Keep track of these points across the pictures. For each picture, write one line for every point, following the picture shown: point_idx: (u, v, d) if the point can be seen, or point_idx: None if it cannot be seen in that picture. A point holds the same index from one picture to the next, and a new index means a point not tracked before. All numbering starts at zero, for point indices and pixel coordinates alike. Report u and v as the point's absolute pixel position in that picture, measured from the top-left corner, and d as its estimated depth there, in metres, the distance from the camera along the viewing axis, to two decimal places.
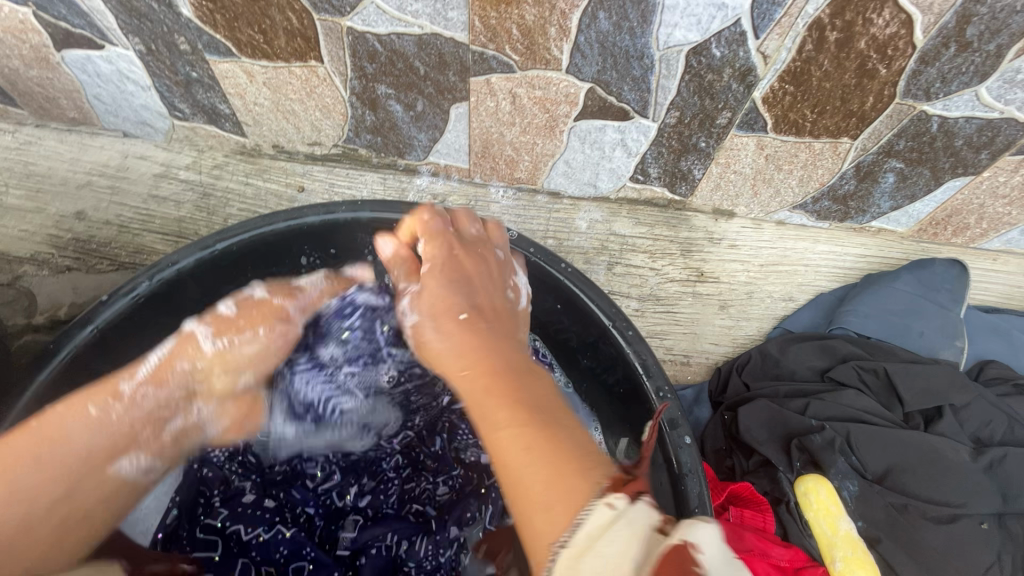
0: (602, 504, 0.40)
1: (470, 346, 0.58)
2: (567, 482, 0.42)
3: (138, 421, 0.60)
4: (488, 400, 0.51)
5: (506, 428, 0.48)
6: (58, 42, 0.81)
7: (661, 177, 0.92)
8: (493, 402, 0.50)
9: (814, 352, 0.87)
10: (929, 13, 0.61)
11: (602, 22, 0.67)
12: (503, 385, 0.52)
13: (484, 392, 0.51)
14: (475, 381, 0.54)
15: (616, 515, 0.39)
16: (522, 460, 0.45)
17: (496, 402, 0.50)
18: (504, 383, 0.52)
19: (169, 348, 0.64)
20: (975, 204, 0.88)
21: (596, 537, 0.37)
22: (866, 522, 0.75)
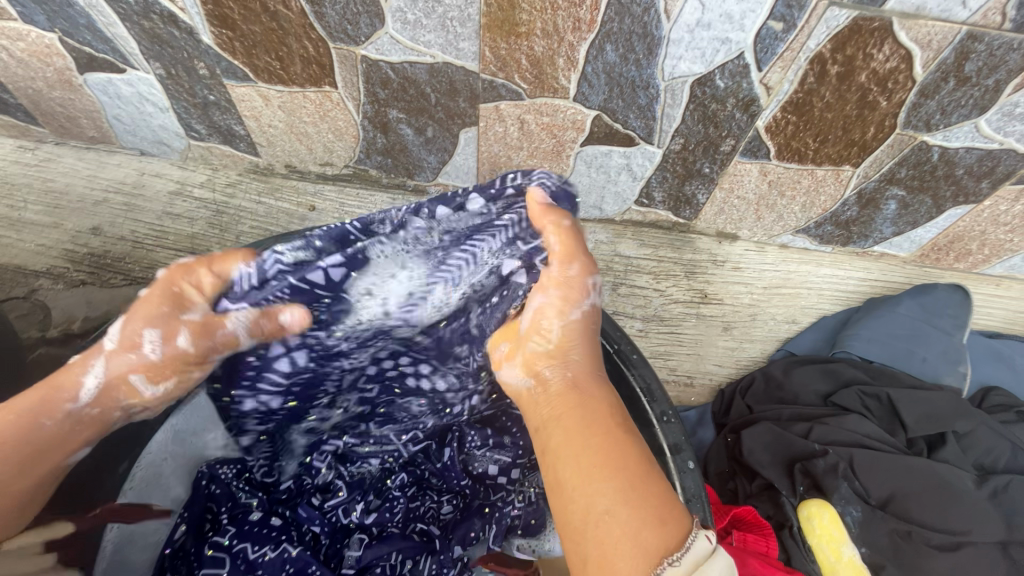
0: (706, 536, 0.46)
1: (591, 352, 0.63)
2: (666, 517, 0.47)
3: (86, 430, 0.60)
4: (602, 412, 0.56)
5: (627, 445, 0.52)
6: (82, 66, 0.84)
7: (665, 201, 0.94)
8: (605, 412, 0.56)
9: (816, 375, 0.88)
10: (928, 49, 0.62)
11: (609, 53, 0.69)
12: (613, 402, 0.57)
13: (599, 402, 0.57)
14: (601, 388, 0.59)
15: (716, 550, 0.45)
16: (637, 458, 0.51)
17: (603, 418, 0.55)
18: (608, 395, 0.58)
19: (103, 370, 0.60)
20: (977, 231, 0.89)
21: (702, 565, 0.44)
22: (870, 547, 0.74)
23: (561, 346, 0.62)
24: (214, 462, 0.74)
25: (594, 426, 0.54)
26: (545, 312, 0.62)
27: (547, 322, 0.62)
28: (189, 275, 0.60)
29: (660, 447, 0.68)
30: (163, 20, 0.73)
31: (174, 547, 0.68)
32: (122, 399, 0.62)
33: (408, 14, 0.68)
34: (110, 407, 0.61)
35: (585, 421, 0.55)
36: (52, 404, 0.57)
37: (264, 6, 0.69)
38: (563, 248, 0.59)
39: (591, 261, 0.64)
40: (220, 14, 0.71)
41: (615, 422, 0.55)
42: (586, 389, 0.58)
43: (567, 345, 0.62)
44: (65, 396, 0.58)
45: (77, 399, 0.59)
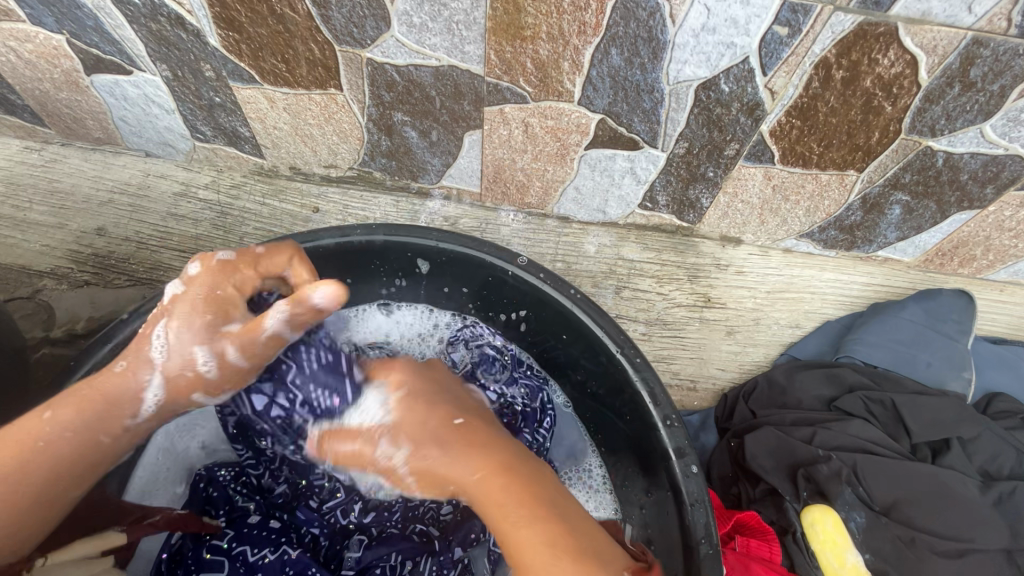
0: None
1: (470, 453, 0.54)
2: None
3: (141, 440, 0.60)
4: (511, 521, 0.50)
5: (528, 526, 0.50)
6: (89, 67, 0.84)
7: (669, 205, 0.94)
8: (504, 516, 0.51)
9: (820, 380, 0.88)
10: (933, 55, 0.62)
11: (614, 57, 0.69)
12: (509, 494, 0.52)
13: (505, 502, 0.51)
14: (491, 486, 0.52)
15: None
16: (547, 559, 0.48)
17: (510, 511, 0.50)
18: (515, 478, 0.53)
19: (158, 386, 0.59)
20: (981, 236, 0.89)
21: None
22: (874, 554, 0.74)
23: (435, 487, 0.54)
24: (212, 466, 0.75)
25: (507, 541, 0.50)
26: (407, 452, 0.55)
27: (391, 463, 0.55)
28: (233, 275, 0.62)
29: (664, 451, 0.67)
30: (171, 22, 0.74)
31: (170, 552, 0.67)
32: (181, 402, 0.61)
33: (414, 17, 0.68)
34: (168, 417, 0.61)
35: (492, 529, 0.51)
36: (111, 422, 0.57)
37: (271, 8, 0.70)
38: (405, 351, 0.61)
39: (394, 376, 0.61)
40: (228, 16, 0.72)
41: (524, 512, 0.50)
42: (485, 489, 0.52)
43: (434, 474, 0.54)
44: (124, 413, 0.57)
45: (136, 413, 0.58)
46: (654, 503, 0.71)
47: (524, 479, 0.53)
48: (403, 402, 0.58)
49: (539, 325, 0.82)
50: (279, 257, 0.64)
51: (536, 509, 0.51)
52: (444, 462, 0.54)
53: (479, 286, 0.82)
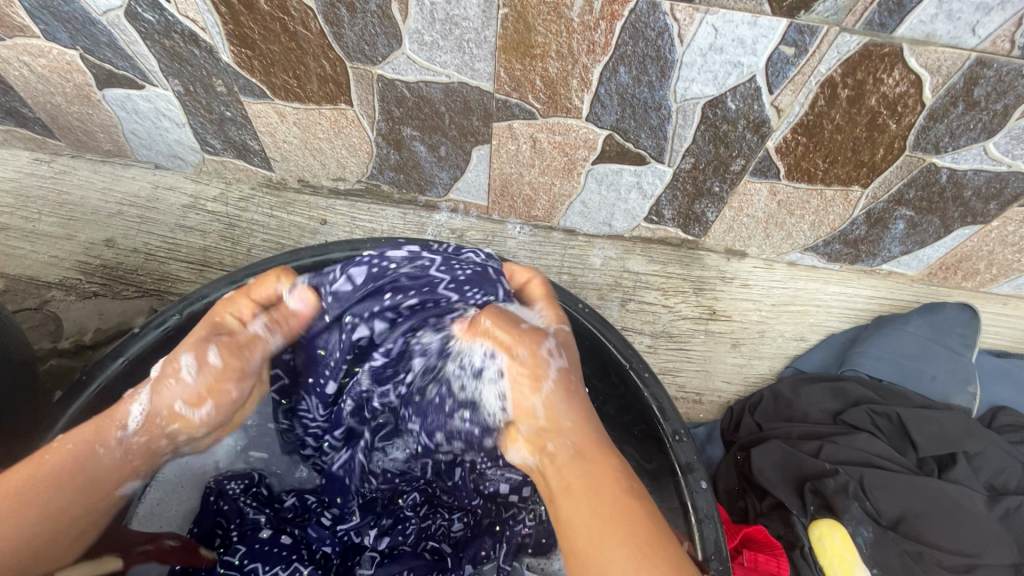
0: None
1: (593, 418, 0.59)
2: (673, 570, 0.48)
3: (136, 459, 0.60)
4: (612, 486, 0.53)
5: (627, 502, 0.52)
6: (101, 82, 0.85)
7: (675, 218, 0.94)
8: (608, 481, 0.53)
9: (826, 393, 0.88)
10: (937, 75, 0.63)
11: (623, 75, 0.70)
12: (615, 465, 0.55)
13: (609, 471, 0.54)
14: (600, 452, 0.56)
15: None
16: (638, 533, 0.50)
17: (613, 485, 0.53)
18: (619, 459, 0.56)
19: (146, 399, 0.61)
20: (984, 251, 0.90)
21: None
22: (881, 569, 0.73)
23: (555, 421, 0.57)
24: (221, 479, 0.74)
25: (596, 486, 0.53)
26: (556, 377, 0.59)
27: (528, 383, 0.59)
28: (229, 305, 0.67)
29: (673, 465, 0.68)
30: (185, 39, 0.75)
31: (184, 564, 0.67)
32: (166, 420, 0.62)
33: (425, 36, 0.69)
34: (156, 434, 0.62)
35: (597, 483, 0.53)
36: (105, 432, 0.58)
37: (284, 26, 0.71)
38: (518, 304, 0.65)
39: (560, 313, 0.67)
40: (241, 33, 0.73)
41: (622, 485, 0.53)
42: (596, 451, 0.56)
43: (566, 407, 0.58)
44: (116, 423, 0.59)
45: (125, 426, 0.59)
46: None
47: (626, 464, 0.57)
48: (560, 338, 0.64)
49: None
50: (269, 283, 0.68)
51: (631, 488, 0.54)
52: (574, 412, 0.58)
53: None
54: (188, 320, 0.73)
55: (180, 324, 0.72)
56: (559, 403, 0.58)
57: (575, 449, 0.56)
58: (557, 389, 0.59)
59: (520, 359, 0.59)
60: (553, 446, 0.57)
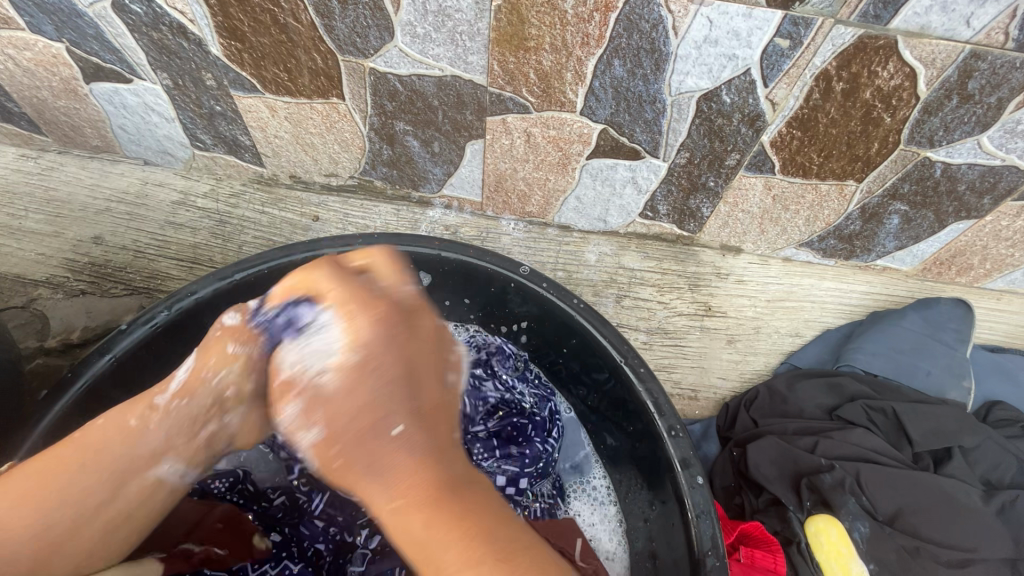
0: None
1: (390, 463, 0.47)
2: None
3: (174, 428, 0.53)
4: (430, 539, 0.43)
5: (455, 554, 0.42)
6: (88, 76, 0.84)
7: (670, 214, 0.94)
8: (419, 543, 0.43)
9: (821, 389, 0.88)
10: (931, 67, 0.63)
11: (617, 68, 0.70)
12: (425, 496, 0.45)
13: (427, 514, 0.44)
14: (411, 504, 0.44)
15: None
16: None
17: (431, 539, 0.43)
18: (437, 481, 0.46)
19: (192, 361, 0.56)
20: (978, 246, 0.90)
21: None
22: (879, 564, 0.73)
23: (355, 481, 0.47)
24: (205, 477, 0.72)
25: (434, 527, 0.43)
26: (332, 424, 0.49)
27: (302, 433, 0.50)
28: None
29: (669, 461, 0.67)
30: (173, 31, 0.74)
31: None
32: (211, 377, 0.55)
33: (418, 28, 0.68)
34: (200, 395, 0.55)
35: (406, 532, 0.44)
36: (139, 405, 0.53)
37: (274, 18, 0.70)
38: (340, 300, 0.53)
39: (355, 321, 0.51)
40: (230, 25, 0.71)
41: (431, 525, 0.43)
42: (409, 490, 0.45)
43: (353, 463, 0.47)
44: (151, 393, 0.54)
45: (164, 391, 0.54)
46: (659, 516, 0.70)
47: (461, 479, 0.47)
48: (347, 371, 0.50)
49: (542, 335, 0.82)
50: None
51: (449, 525, 0.43)
52: (373, 467, 0.47)
53: (481, 298, 0.83)
54: (177, 317, 0.72)
55: (169, 320, 0.71)
56: (339, 461, 0.48)
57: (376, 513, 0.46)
58: (342, 438, 0.48)
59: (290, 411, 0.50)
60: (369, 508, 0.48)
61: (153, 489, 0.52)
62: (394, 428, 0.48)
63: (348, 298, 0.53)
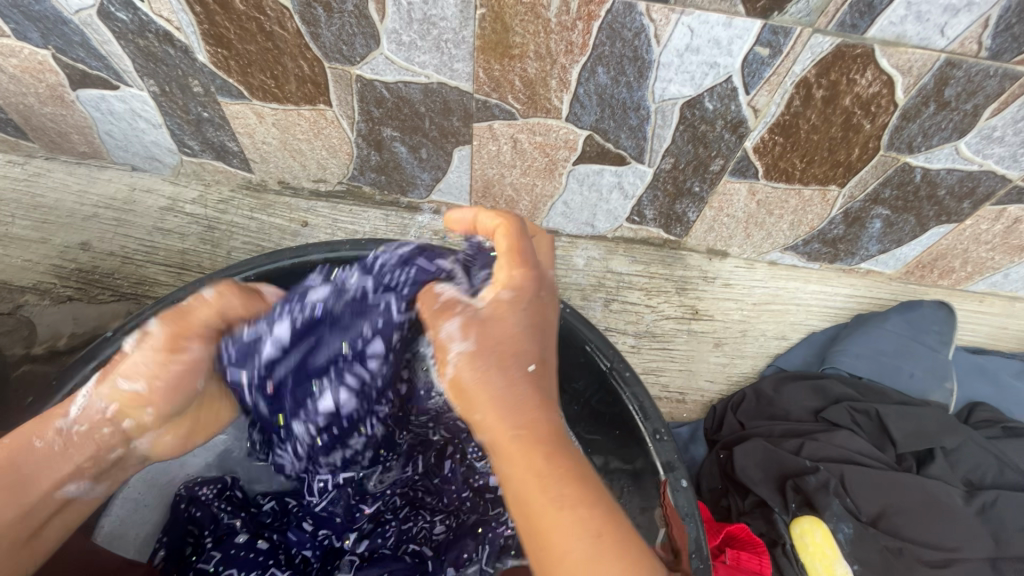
0: None
1: (525, 397, 0.48)
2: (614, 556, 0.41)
3: (76, 453, 0.55)
4: (548, 477, 0.44)
5: (569, 507, 0.43)
6: (75, 82, 0.84)
7: (656, 219, 0.95)
8: (538, 478, 0.44)
9: (806, 391, 0.89)
10: (908, 75, 0.64)
11: (601, 76, 0.71)
12: (548, 437, 0.47)
13: (549, 453, 0.46)
14: (529, 448, 0.46)
15: None
16: (586, 548, 0.42)
17: (547, 477, 0.44)
18: (559, 431, 0.48)
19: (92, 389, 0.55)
20: (960, 249, 0.91)
21: None
22: (861, 564, 0.74)
23: (484, 406, 0.48)
24: (192, 485, 0.73)
25: (548, 474, 0.44)
26: (504, 359, 0.50)
27: (459, 350, 0.50)
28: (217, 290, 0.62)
29: (654, 465, 0.68)
30: (159, 38, 0.74)
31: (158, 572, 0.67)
32: (106, 406, 0.55)
33: (403, 36, 0.69)
34: (101, 424, 0.55)
35: (525, 462, 0.45)
36: (43, 425, 0.54)
37: (260, 26, 0.70)
38: (506, 249, 0.56)
39: (511, 274, 0.55)
40: (216, 33, 0.72)
41: (552, 464, 0.45)
42: (535, 424, 0.47)
43: (479, 390, 0.49)
44: (59, 412, 0.55)
45: (67, 415, 0.55)
46: (647, 520, 0.71)
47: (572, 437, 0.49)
48: (498, 308, 0.53)
49: None
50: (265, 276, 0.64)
51: (569, 471, 0.45)
52: (503, 395, 0.48)
53: None
54: None
55: None
56: (471, 381, 0.49)
57: (494, 439, 0.47)
58: (501, 369, 0.49)
59: (446, 332, 0.52)
60: (477, 437, 0.49)
61: (61, 506, 0.56)
62: (532, 364, 0.51)
63: (516, 257, 0.56)
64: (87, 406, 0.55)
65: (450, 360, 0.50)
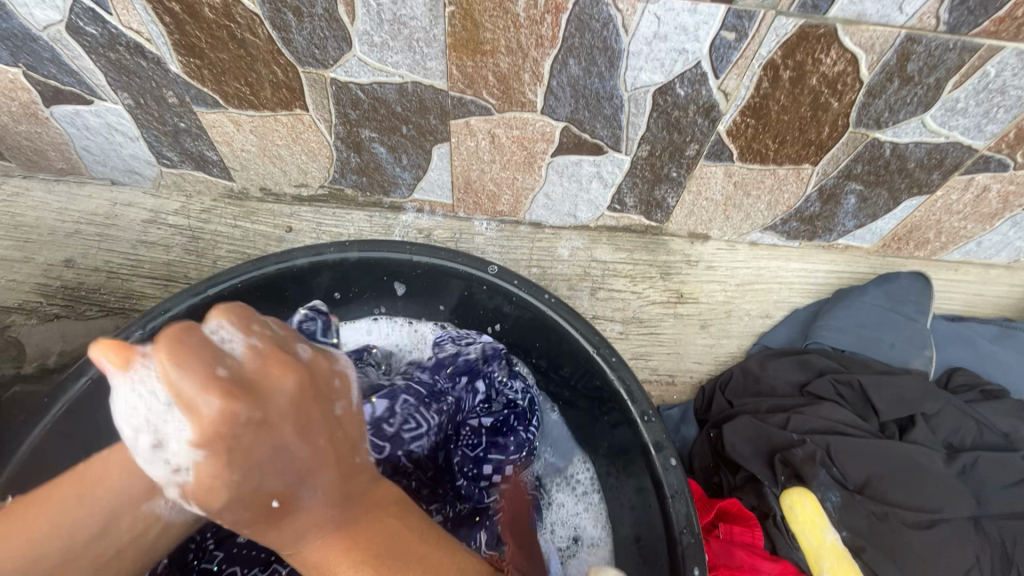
0: None
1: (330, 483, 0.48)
2: (490, 558, 0.55)
3: None
4: (406, 538, 0.51)
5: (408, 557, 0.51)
6: (48, 99, 0.83)
7: (637, 206, 0.96)
8: (374, 567, 0.49)
9: (791, 366, 0.91)
10: (871, 52, 0.66)
11: (573, 67, 0.71)
12: (358, 524, 0.50)
13: (367, 534, 0.50)
14: (338, 557, 0.49)
15: None
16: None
17: (399, 549, 0.50)
18: (364, 480, 0.52)
19: None
20: (932, 220, 0.94)
21: None
22: (850, 531, 0.78)
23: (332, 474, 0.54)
24: None
25: (387, 549, 0.50)
26: (293, 428, 0.46)
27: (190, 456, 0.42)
28: None
29: (644, 446, 0.69)
30: (131, 51, 0.74)
31: None
32: None
33: (374, 37, 0.69)
34: None
35: (377, 565, 0.49)
36: None
37: (231, 34, 0.70)
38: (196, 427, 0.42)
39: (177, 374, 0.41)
40: (188, 43, 0.72)
41: (401, 499, 0.55)
42: (337, 535, 0.49)
43: (256, 472, 0.44)
44: None
45: None
46: (640, 499, 0.72)
47: (371, 522, 0.51)
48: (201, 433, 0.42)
49: (516, 334, 0.85)
50: None
51: (400, 511, 0.54)
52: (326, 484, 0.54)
53: (455, 300, 0.86)
54: (152, 335, 0.73)
55: (145, 338, 0.72)
56: (223, 502, 0.44)
57: (314, 549, 0.49)
58: (209, 465, 0.43)
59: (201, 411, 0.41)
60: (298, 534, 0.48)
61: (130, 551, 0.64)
62: (277, 499, 0.46)
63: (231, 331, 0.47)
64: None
65: (186, 482, 0.43)
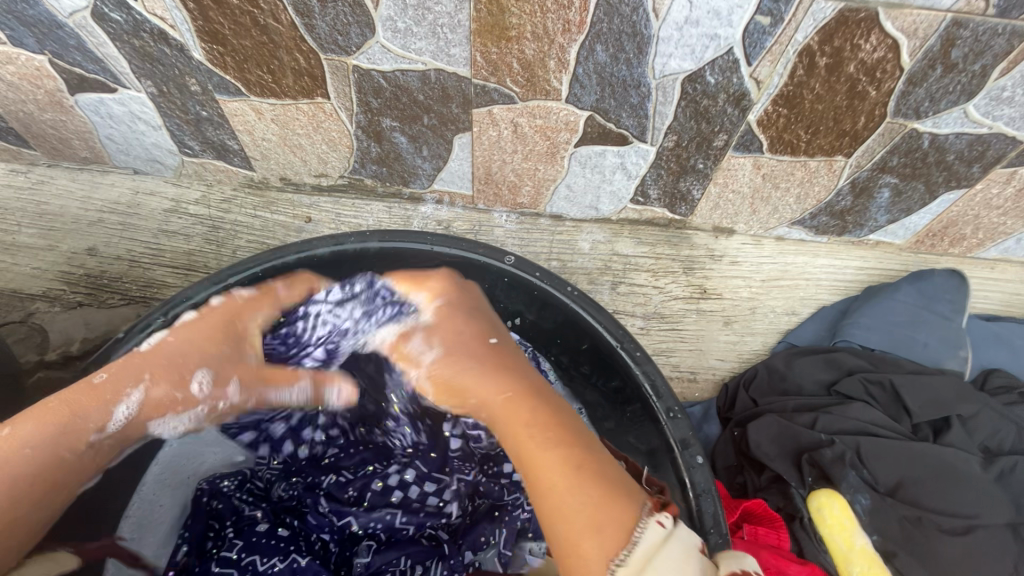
0: (654, 522, 0.49)
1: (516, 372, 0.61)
2: (612, 498, 0.50)
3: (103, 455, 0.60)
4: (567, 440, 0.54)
5: (548, 451, 0.52)
6: (73, 87, 0.84)
7: (661, 198, 0.94)
8: (530, 438, 0.54)
9: (818, 365, 0.88)
10: (914, 38, 0.63)
11: (600, 53, 0.70)
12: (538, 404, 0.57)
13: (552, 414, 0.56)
14: (515, 409, 0.56)
15: (667, 533, 0.48)
16: (569, 486, 0.50)
17: (538, 433, 0.54)
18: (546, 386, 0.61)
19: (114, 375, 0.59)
20: (969, 216, 0.90)
21: (654, 555, 0.47)
22: (881, 535, 0.75)
23: (497, 371, 0.60)
24: (213, 477, 0.78)
25: (547, 432, 0.54)
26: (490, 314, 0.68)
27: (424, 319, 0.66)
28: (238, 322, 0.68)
29: (669, 443, 0.68)
30: (154, 37, 0.74)
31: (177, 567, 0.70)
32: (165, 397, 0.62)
33: (398, 22, 0.68)
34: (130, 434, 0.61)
35: (542, 431, 0.54)
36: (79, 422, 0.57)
37: (254, 20, 0.70)
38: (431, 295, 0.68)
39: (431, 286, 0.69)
40: (211, 29, 0.71)
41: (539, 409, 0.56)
42: (515, 396, 0.57)
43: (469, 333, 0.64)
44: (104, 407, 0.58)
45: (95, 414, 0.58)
46: None
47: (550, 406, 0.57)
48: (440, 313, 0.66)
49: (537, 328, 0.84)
50: (297, 290, 0.72)
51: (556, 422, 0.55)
52: (472, 379, 0.59)
53: None
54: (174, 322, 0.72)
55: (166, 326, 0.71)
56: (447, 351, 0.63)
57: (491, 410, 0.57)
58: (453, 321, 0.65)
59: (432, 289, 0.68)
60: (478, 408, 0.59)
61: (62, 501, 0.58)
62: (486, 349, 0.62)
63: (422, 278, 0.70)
64: (136, 413, 0.60)
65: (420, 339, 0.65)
